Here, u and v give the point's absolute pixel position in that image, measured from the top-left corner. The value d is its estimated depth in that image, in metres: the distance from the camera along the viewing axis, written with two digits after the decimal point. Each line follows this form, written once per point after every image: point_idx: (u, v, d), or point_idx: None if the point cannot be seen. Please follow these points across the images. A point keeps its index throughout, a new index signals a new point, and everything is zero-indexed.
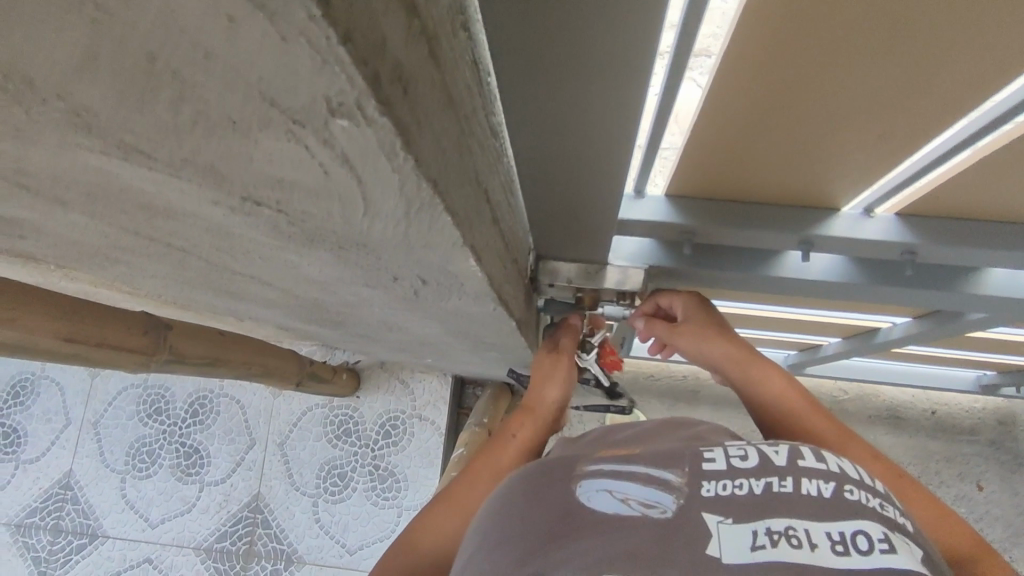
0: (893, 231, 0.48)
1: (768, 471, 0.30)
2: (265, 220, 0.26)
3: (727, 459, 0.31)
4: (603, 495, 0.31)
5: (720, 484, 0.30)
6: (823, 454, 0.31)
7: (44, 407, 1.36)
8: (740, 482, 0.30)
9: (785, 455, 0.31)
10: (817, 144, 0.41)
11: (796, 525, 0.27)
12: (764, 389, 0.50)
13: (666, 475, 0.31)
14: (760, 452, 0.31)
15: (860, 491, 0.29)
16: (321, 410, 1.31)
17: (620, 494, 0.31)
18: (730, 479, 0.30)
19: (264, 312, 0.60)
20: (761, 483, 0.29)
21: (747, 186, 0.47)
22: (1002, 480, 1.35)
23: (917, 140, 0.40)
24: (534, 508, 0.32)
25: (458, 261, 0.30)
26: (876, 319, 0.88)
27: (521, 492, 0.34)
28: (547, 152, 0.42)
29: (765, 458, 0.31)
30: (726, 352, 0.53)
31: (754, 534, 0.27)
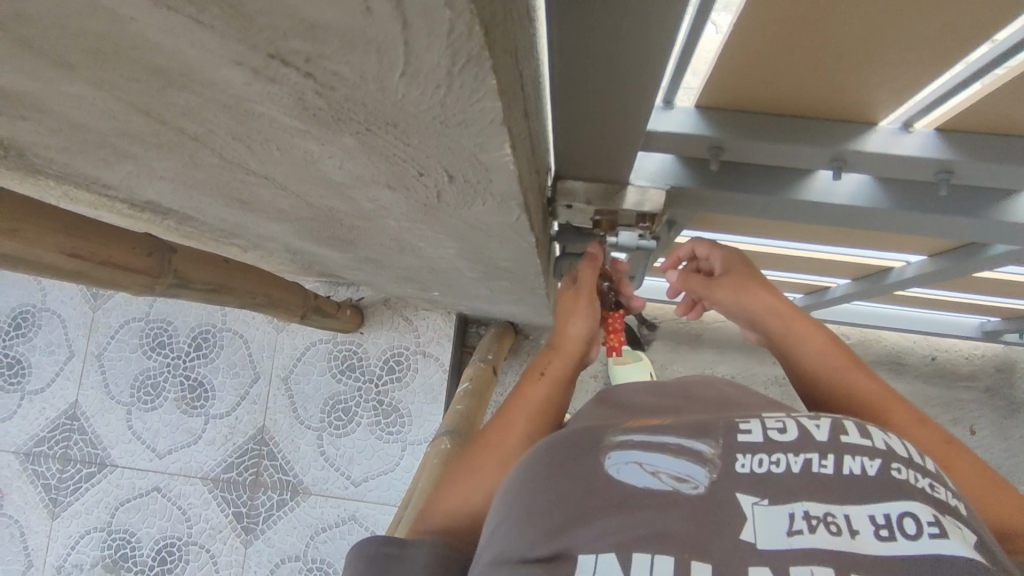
0: (931, 146, 0.46)
1: (809, 448, 0.31)
2: (290, 88, 0.24)
3: (764, 432, 0.32)
4: (633, 467, 0.33)
5: (757, 460, 0.31)
6: (869, 428, 0.32)
7: (47, 339, 1.35)
8: (776, 459, 0.31)
9: (827, 429, 0.32)
10: (849, 59, 0.40)
11: (835, 512, 0.28)
12: (808, 345, 0.51)
13: (699, 446, 0.33)
14: (799, 426, 0.32)
15: (907, 470, 0.29)
16: (325, 345, 1.31)
17: (651, 467, 0.32)
18: (767, 454, 0.31)
19: (274, 229, 0.58)
20: (799, 461, 0.31)
21: (774, 102, 0.46)
22: (995, 425, 1.37)
23: (962, 45, 0.37)
24: (560, 481, 0.33)
25: (493, 146, 0.28)
26: (888, 256, 0.87)
27: (544, 459, 0.35)
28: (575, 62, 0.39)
29: (806, 432, 0.32)
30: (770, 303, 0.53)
31: (792, 519, 0.28)
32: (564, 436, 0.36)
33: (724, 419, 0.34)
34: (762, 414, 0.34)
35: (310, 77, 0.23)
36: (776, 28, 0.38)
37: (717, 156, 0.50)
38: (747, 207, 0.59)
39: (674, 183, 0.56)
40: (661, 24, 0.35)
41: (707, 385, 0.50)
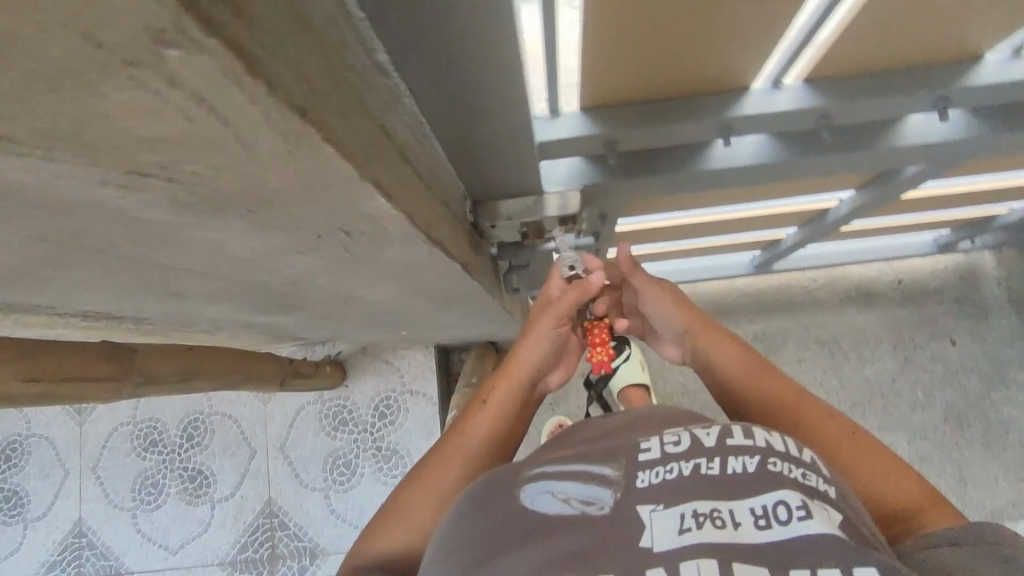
0: (805, 98, 0.49)
1: (698, 453, 0.33)
2: (160, 193, 0.26)
3: (661, 447, 0.34)
4: (546, 497, 0.33)
5: (653, 472, 0.33)
6: (753, 429, 0.34)
7: (39, 463, 1.34)
8: (670, 467, 0.33)
9: (715, 436, 0.34)
10: (701, 37, 0.41)
11: (720, 507, 0.30)
12: (724, 361, 0.54)
13: (604, 470, 0.34)
14: (692, 435, 0.34)
15: (783, 463, 0.32)
16: (313, 406, 1.32)
17: (562, 494, 0.33)
18: (662, 465, 0.33)
19: (221, 310, 0.60)
20: (690, 465, 0.32)
21: (649, 88, 0.47)
22: (973, 333, 1.41)
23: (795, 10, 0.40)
24: (483, 516, 0.34)
25: (366, 198, 0.30)
26: (821, 198, 0.90)
27: (469, 495, 0.36)
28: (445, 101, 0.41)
29: (696, 441, 0.34)
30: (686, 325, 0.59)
31: (682, 518, 0.30)
32: (485, 476, 0.37)
33: (630, 442, 0.36)
34: (664, 430, 0.36)
35: (173, 180, 0.25)
36: (618, 25, 0.39)
37: (614, 151, 0.52)
38: (662, 187, 0.62)
39: (585, 183, 0.58)
40: (511, 52, 0.36)
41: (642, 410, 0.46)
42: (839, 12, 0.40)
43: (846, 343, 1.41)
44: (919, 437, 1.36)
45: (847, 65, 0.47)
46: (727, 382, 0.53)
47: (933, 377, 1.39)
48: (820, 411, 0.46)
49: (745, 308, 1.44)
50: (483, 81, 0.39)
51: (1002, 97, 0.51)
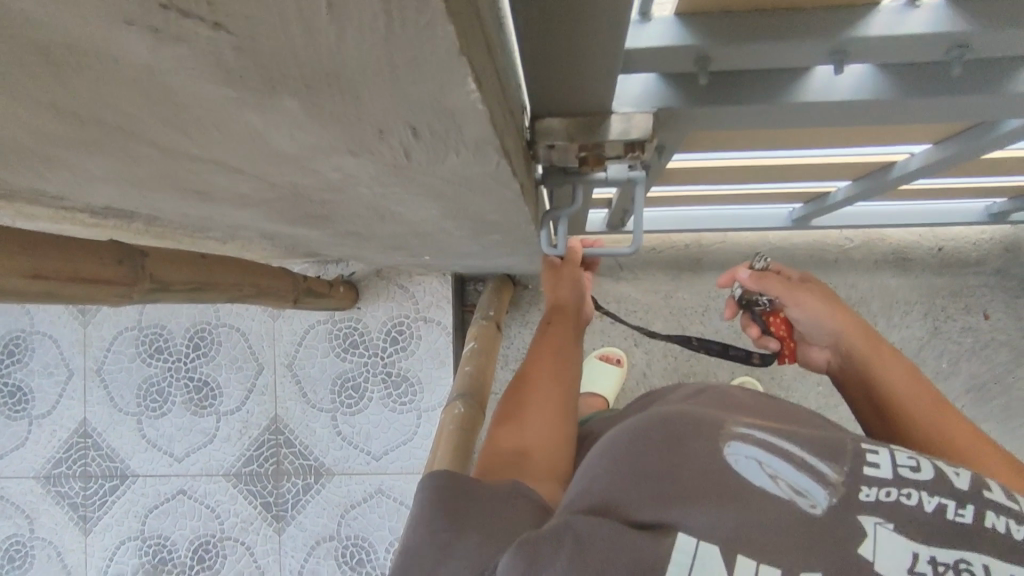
0: (943, 20, 0.41)
1: (945, 493, 0.40)
2: (206, 51, 0.21)
3: (900, 470, 0.42)
4: (751, 464, 0.43)
5: (882, 491, 0.41)
6: (1012, 494, 0.41)
7: (43, 361, 1.32)
8: (905, 493, 0.40)
9: (968, 482, 0.41)
10: None
11: (963, 558, 0.37)
12: (895, 379, 0.59)
13: (825, 468, 0.42)
14: (936, 472, 0.42)
15: None
16: (324, 326, 1.28)
17: (769, 471, 0.43)
18: (897, 488, 0.41)
19: (244, 217, 0.54)
20: (932, 501, 0.40)
21: None
22: (1008, 308, 1.36)
23: None
24: (671, 458, 0.45)
25: (455, 85, 0.24)
26: (891, 150, 0.83)
27: (667, 434, 0.47)
28: None
29: (938, 478, 0.41)
30: (848, 327, 0.62)
31: (916, 556, 0.38)
32: (679, 425, 0.47)
33: (855, 449, 0.44)
34: (895, 451, 0.44)
35: (220, 30, 0.19)
36: None
37: (704, 69, 0.45)
38: (743, 120, 0.55)
39: (660, 106, 0.52)
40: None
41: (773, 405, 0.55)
42: None
43: (874, 307, 1.36)
44: None
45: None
46: (894, 398, 0.58)
47: (959, 348, 1.36)
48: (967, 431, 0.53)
49: (774, 262, 1.39)
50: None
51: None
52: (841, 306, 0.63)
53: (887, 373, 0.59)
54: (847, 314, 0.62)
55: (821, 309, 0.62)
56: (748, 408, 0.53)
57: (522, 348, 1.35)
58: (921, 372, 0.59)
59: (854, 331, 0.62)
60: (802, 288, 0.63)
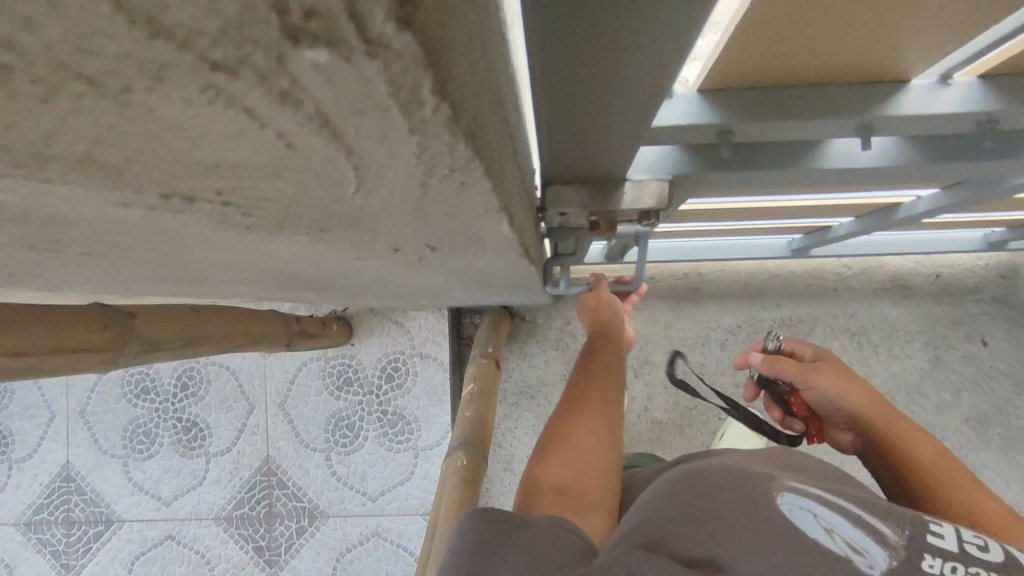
0: (973, 99, 0.39)
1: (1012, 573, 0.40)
2: (207, 214, 0.18)
3: (964, 545, 0.42)
4: (806, 516, 0.44)
5: (946, 564, 0.40)
6: None
7: (23, 404, 1.27)
8: (971, 568, 0.40)
9: (1004, 552, 0.42)
10: (888, 18, 0.32)
11: None
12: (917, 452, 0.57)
13: (885, 532, 0.43)
14: (1000, 551, 0.42)
15: None
16: (317, 363, 1.25)
17: (826, 525, 0.43)
18: (961, 564, 0.40)
19: (238, 289, 0.51)
20: None
21: (794, 72, 0.38)
22: (1006, 335, 1.36)
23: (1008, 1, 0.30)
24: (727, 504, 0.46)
25: (486, 224, 0.22)
26: (897, 194, 0.81)
27: (721, 483, 0.49)
28: (551, 78, 0.32)
29: (1003, 557, 0.41)
30: (863, 398, 0.62)
31: None
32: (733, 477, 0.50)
33: (916, 518, 0.44)
34: (961, 531, 0.44)
35: (227, 204, 0.17)
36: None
37: (726, 141, 0.43)
38: (759, 183, 0.53)
39: (675, 172, 0.49)
40: (680, 24, 0.26)
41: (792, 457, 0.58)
42: None
43: (874, 335, 1.36)
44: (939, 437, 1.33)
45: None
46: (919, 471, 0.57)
47: (958, 376, 1.35)
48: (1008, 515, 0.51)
49: (773, 291, 1.37)
50: (619, 54, 0.28)
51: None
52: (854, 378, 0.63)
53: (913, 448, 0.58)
54: (864, 388, 0.62)
55: (833, 388, 0.63)
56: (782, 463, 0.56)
57: (519, 382, 1.33)
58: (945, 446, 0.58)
59: (866, 404, 0.61)
60: (814, 370, 0.64)
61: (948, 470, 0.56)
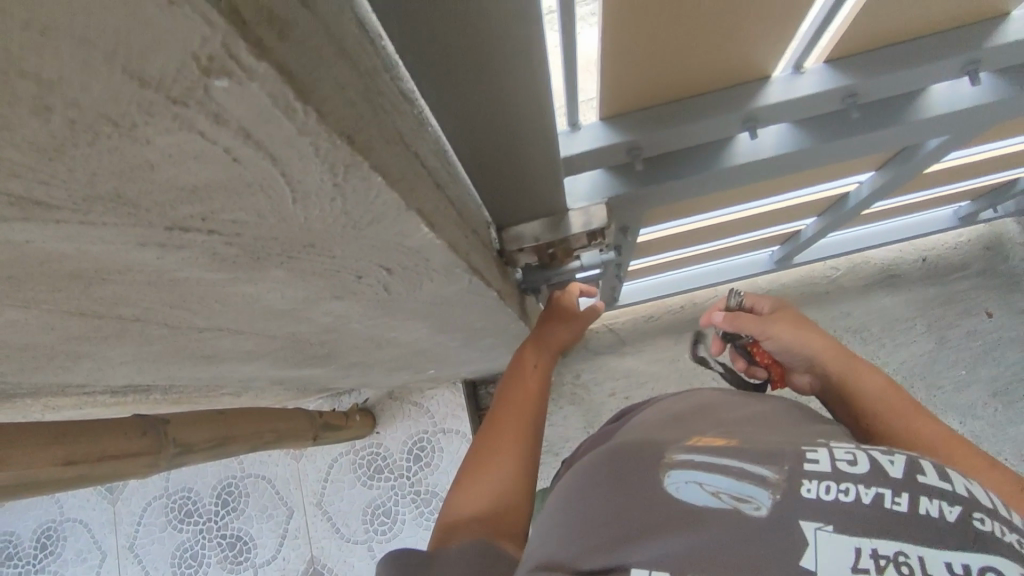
0: (826, 80, 0.47)
1: (881, 482, 0.32)
2: (202, 247, 0.25)
3: (833, 462, 0.34)
4: (692, 487, 0.37)
5: (822, 485, 0.33)
6: (948, 471, 0.33)
7: (76, 548, 1.31)
8: (843, 487, 0.32)
9: (901, 467, 0.33)
10: (719, 29, 0.40)
11: (908, 551, 0.30)
12: (873, 393, 0.55)
13: (762, 471, 0.35)
14: (870, 459, 0.34)
15: (990, 521, 0.31)
16: (346, 458, 1.29)
17: (710, 488, 0.36)
18: (834, 480, 0.33)
19: (253, 369, 0.58)
20: (870, 492, 0.32)
21: (670, 87, 0.46)
22: (1005, 302, 1.41)
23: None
24: (619, 500, 0.39)
25: (410, 230, 0.28)
26: (839, 184, 0.89)
27: (613, 472, 0.41)
28: (467, 132, 0.40)
29: (879, 467, 0.33)
30: (823, 345, 0.59)
31: (857, 555, 0.30)
32: (625, 455, 0.42)
33: (792, 447, 0.37)
34: (830, 443, 0.36)
35: (214, 231, 0.24)
36: (638, 25, 0.38)
37: (638, 157, 0.51)
38: (689, 192, 0.61)
39: (611, 196, 0.57)
40: (542, 61, 0.34)
41: (723, 394, 0.52)
42: None
43: (877, 327, 1.40)
44: (967, 414, 1.36)
45: (877, 39, 0.46)
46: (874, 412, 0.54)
47: (971, 351, 1.39)
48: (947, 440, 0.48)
49: None
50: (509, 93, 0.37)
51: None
52: (813, 327, 0.61)
53: (868, 389, 0.55)
54: (818, 334, 0.60)
55: (791, 336, 0.60)
56: (711, 426, 0.45)
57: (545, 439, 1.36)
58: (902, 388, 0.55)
59: (825, 350, 0.59)
60: (772, 319, 0.62)
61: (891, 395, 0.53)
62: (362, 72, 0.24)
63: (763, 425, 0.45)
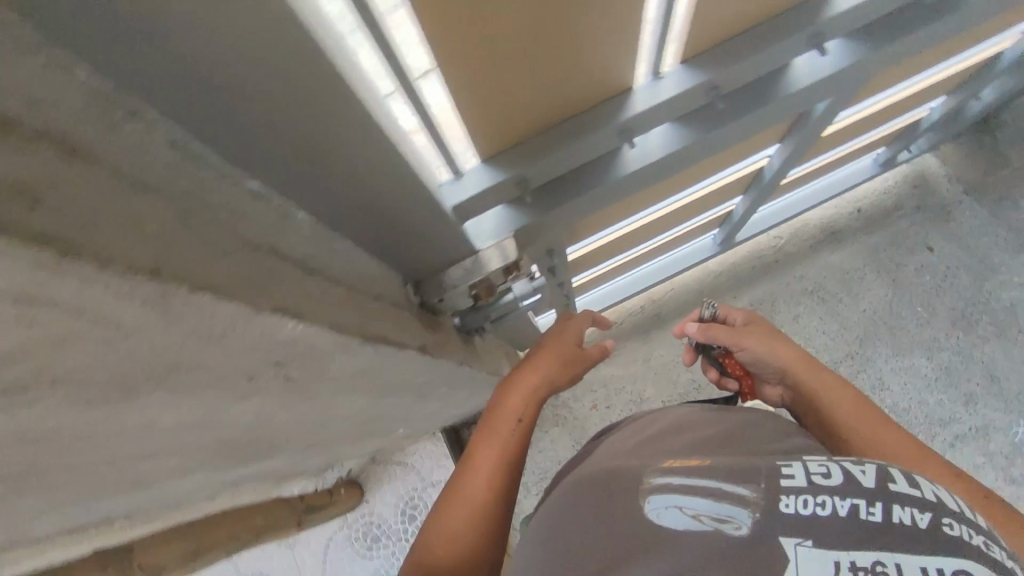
0: (684, 81, 0.49)
1: (856, 493, 0.36)
2: None
3: (807, 476, 0.38)
4: (672, 511, 0.39)
5: (799, 500, 0.36)
6: (915, 479, 0.36)
7: None
8: (820, 500, 0.36)
9: (873, 476, 0.37)
10: (562, 62, 0.41)
11: (884, 559, 0.33)
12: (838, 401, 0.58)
13: (741, 490, 0.38)
14: (844, 471, 0.37)
15: (958, 524, 0.34)
16: (340, 535, 1.24)
17: (691, 511, 0.38)
18: (811, 495, 0.36)
19: (199, 482, 0.56)
20: (846, 504, 0.35)
21: (536, 120, 0.47)
22: (943, 233, 1.46)
23: (634, 18, 0.41)
24: (606, 528, 0.40)
25: (275, 326, 0.28)
26: (751, 161, 0.91)
27: (591, 498, 0.43)
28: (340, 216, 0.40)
29: (850, 477, 0.37)
30: (791, 356, 0.63)
31: (837, 566, 0.34)
32: (604, 483, 0.43)
33: (767, 466, 0.39)
34: (806, 459, 0.39)
35: None
36: (481, 73, 0.39)
37: (527, 187, 0.52)
38: (594, 206, 0.61)
39: (517, 227, 0.57)
40: (389, 131, 0.35)
41: (696, 410, 0.52)
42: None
43: (833, 284, 1.44)
44: (935, 349, 1.39)
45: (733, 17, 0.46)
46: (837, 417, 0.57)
47: (923, 288, 1.43)
48: (915, 451, 0.53)
49: (725, 287, 1.46)
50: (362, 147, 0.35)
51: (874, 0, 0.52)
52: (782, 337, 0.64)
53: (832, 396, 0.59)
54: (788, 346, 0.63)
55: (763, 349, 0.64)
56: (682, 441, 0.47)
57: (538, 469, 1.34)
58: (863, 394, 0.58)
59: (793, 360, 0.62)
60: (744, 332, 0.66)
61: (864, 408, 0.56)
62: (173, 207, 0.24)
63: (729, 438, 0.47)
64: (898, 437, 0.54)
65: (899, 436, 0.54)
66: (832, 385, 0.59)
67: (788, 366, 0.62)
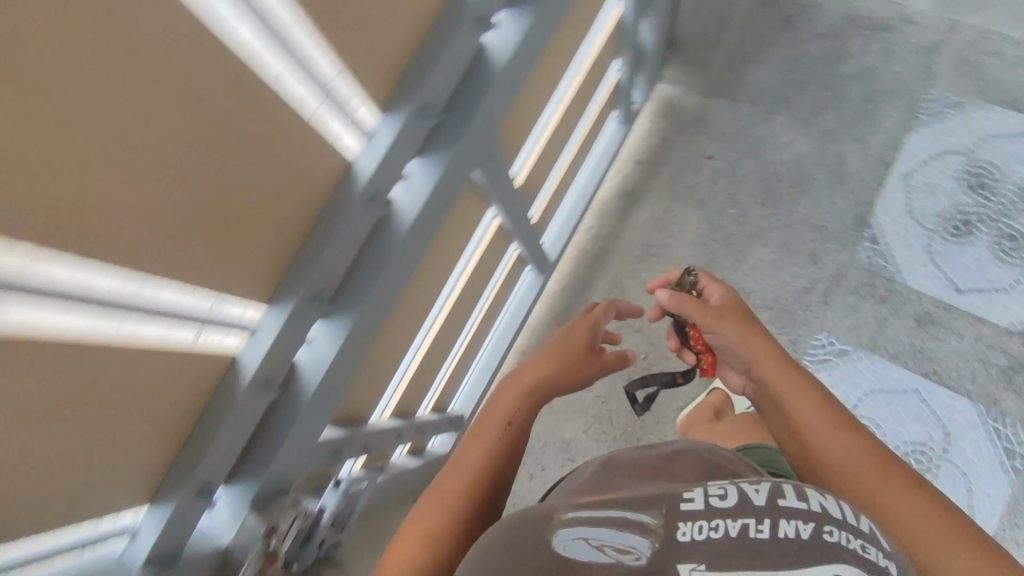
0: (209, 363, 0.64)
1: (746, 513, 0.35)
2: None
3: (705, 500, 0.36)
4: (577, 543, 0.36)
5: (695, 527, 0.35)
6: (804, 492, 0.36)
7: None
8: (716, 525, 0.34)
9: (765, 494, 0.36)
10: (122, 428, 0.56)
11: None
12: (797, 398, 0.73)
13: (643, 518, 0.36)
14: (738, 493, 0.36)
15: (838, 531, 0.34)
16: None
17: (597, 541, 0.35)
18: (706, 520, 0.35)
19: None
20: (738, 525, 0.34)
21: (150, 451, 0.62)
22: (709, 138, 1.57)
23: (147, 376, 0.56)
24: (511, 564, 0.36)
25: None
26: (479, 235, 1.03)
27: (514, 533, 0.39)
28: None
29: (744, 499, 0.36)
30: (760, 348, 0.78)
31: None
32: (520, 523, 0.40)
33: (670, 493, 0.38)
34: (707, 483, 0.38)
35: None
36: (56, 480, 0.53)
37: None
38: None
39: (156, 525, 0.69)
40: None
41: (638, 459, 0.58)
42: (160, 340, 0.56)
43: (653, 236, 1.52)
44: (760, 234, 1.51)
45: (249, 184, 0.53)
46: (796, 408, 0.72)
47: (721, 192, 1.53)
48: (857, 449, 0.67)
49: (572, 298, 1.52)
50: None
51: (415, 32, 0.63)
52: (755, 331, 0.79)
53: (794, 393, 0.73)
54: (759, 342, 0.78)
55: (741, 341, 0.79)
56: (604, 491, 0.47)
57: None
58: (819, 393, 0.73)
59: (761, 354, 0.77)
60: (721, 320, 0.81)
61: (814, 419, 0.70)
62: None
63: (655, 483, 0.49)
64: (844, 436, 0.68)
65: (848, 434, 0.69)
66: (793, 386, 0.74)
67: (754, 357, 0.78)
